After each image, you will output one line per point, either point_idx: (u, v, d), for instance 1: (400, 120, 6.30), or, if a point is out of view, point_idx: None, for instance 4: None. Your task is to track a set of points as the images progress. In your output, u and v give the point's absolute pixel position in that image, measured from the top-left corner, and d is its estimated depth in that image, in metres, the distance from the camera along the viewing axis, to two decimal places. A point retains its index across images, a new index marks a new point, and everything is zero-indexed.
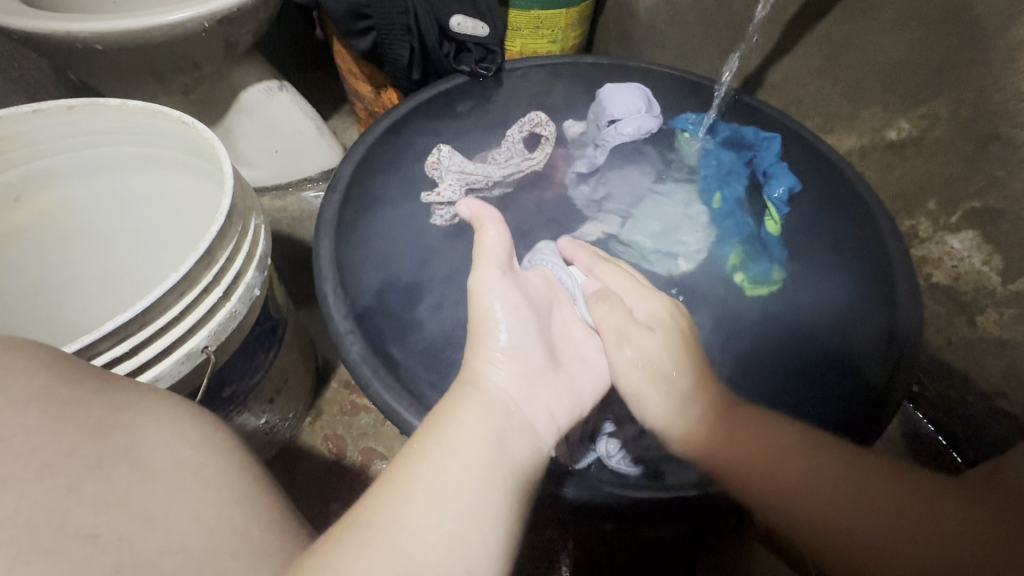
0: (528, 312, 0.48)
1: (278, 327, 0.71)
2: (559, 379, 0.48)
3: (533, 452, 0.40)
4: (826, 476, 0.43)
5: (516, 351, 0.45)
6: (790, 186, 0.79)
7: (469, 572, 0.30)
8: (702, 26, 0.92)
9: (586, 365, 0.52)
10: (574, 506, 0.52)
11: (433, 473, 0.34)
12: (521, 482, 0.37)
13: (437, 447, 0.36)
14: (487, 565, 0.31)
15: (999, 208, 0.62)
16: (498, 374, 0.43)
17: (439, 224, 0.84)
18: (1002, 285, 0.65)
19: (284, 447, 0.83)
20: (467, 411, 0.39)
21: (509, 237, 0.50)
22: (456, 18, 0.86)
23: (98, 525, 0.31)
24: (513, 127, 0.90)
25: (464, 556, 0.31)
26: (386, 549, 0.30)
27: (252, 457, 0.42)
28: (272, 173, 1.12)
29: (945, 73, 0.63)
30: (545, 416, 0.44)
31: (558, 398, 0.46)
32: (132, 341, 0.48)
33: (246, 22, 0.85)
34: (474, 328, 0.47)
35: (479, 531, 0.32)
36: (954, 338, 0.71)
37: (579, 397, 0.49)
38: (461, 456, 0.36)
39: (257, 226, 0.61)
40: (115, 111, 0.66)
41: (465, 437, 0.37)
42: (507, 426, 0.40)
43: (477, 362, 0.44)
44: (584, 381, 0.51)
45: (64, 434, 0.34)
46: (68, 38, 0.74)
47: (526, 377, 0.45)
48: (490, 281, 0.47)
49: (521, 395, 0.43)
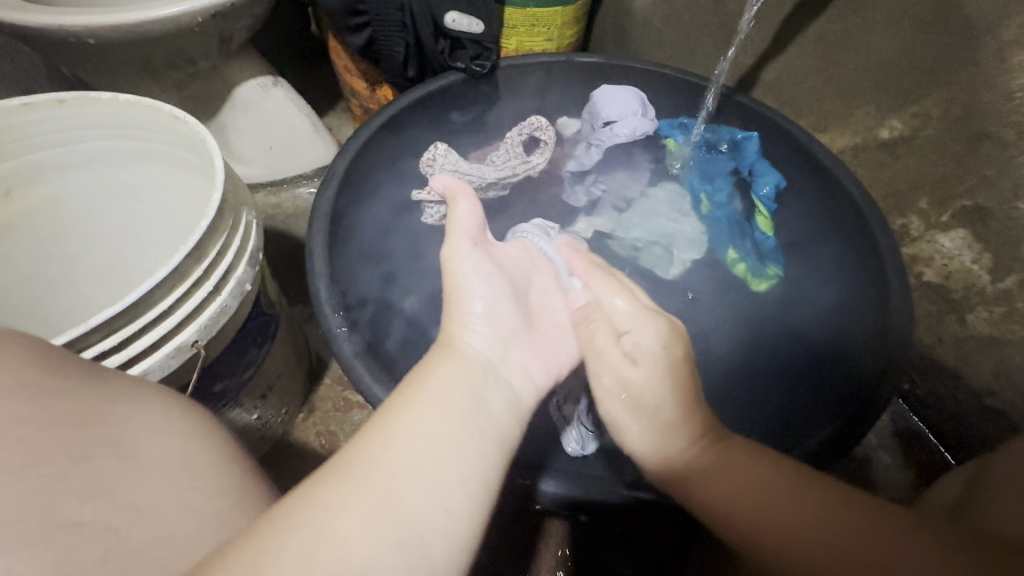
0: (502, 280, 0.50)
1: (271, 322, 0.70)
2: (535, 342, 0.49)
3: (510, 404, 0.42)
4: (825, 526, 0.39)
5: (491, 315, 0.46)
6: (778, 184, 0.80)
7: (443, 507, 0.33)
8: (697, 25, 0.92)
9: (560, 329, 0.53)
10: (556, 502, 0.52)
11: (410, 422, 0.35)
12: (499, 433, 0.39)
13: (417, 398, 0.37)
14: (463, 506, 0.33)
15: (988, 207, 0.63)
16: (474, 336, 0.44)
17: (428, 222, 0.84)
18: (991, 283, 0.65)
19: (277, 442, 0.83)
20: (443, 367, 0.41)
21: (481, 212, 0.51)
22: (451, 15, 0.86)
23: (83, 514, 0.31)
24: (512, 130, 0.89)
25: (440, 494, 0.33)
26: (366, 486, 0.32)
27: (243, 450, 0.42)
28: (266, 171, 1.12)
29: (937, 73, 0.64)
30: (520, 375, 0.45)
31: (535, 360, 0.48)
32: (121, 334, 0.48)
33: (240, 17, 0.85)
34: (450, 295, 0.47)
35: (458, 475, 0.34)
36: (946, 337, 0.71)
37: (556, 360, 0.50)
38: (440, 407, 0.37)
39: (249, 221, 0.61)
40: (107, 105, 0.65)
41: (441, 389, 0.38)
42: (484, 381, 0.41)
43: (453, 326, 0.45)
44: (558, 343, 0.52)
45: (52, 425, 0.34)
46: (61, 32, 0.74)
47: (501, 339, 0.46)
48: (462, 253, 0.48)
49: (498, 356, 0.44)
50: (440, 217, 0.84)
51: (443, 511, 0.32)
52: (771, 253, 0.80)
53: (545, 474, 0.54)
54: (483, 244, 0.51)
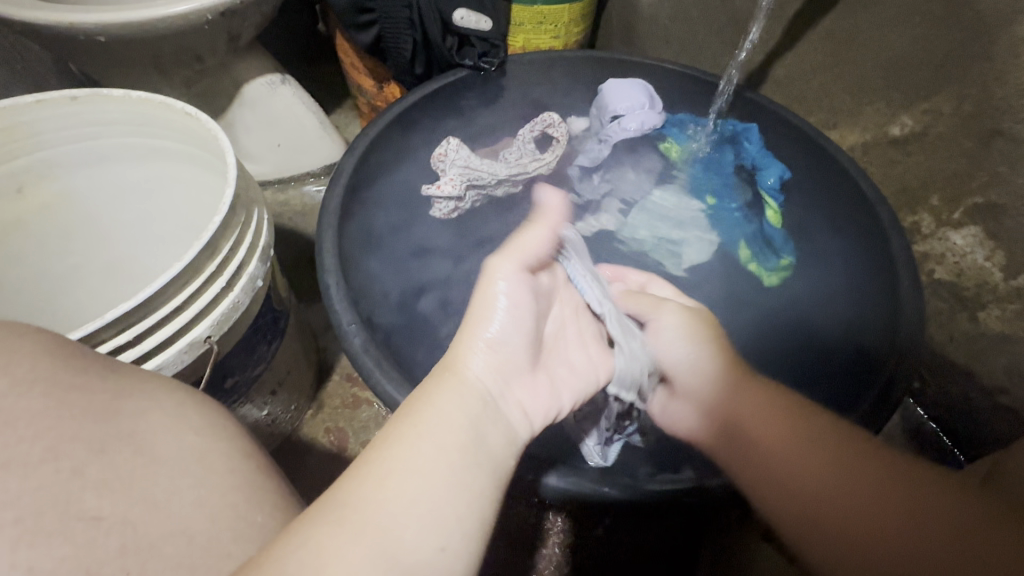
0: (530, 310, 0.45)
1: (280, 319, 0.71)
2: (538, 379, 0.46)
3: (509, 439, 0.40)
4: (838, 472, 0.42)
5: (503, 344, 0.43)
6: (782, 175, 0.80)
7: (441, 547, 0.31)
8: (705, 22, 0.92)
9: (568, 369, 0.50)
10: (555, 496, 0.52)
11: (404, 457, 0.34)
12: (496, 470, 0.37)
13: (413, 430, 0.36)
14: (462, 545, 0.32)
15: (1001, 204, 0.62)
16: (478, 363, 0.41)
17: (437, 216, 0.83)
18: (1004, 281, 0.65)
19: (286, 439, 0.83)
20: (443, 398, 0.39)
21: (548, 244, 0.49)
22: (460, 12, 0.86)
23: (101, 508, 0.32)
24: (524, 127, 0.88)
25: (436, 534, 0.32)
26: (360, 528, 0.30)
27: (255, 445, 0.42)
28: (275, 168, 1.12)
29: (949, 69, 0.63)
30: (519, 413, 0.42)
31: (538, 395, 0.45)
32: (136, 329, 0.49)
33: (249, 15, 0.85)
34: (472, 309, 0.44)
35: (455, 512, 0.33)
36: (957, 334, 0.71)
37: (559, 400, 0.47)
38: (437, 441, 0.36)
39: (261, 218, 0.61)
40: (118, 102, 0.66)
41: (439, 422, 0.37)
42: (483, 414, 0.39)
43: (460, 347, 0.43)
44: (563, 383, 0.48)
45: (68, 418, 0.34)
46: (71, 29, 0.74)
47: (506, 372, 0.43)
48: (502, 272, 0.45)
49: (499, 390, 0.42)
50: (449, 211, 0.83)
51: (441, 551, 0.31)
52: (783, 246, 0.79)
53: (555, 469, 0.53)
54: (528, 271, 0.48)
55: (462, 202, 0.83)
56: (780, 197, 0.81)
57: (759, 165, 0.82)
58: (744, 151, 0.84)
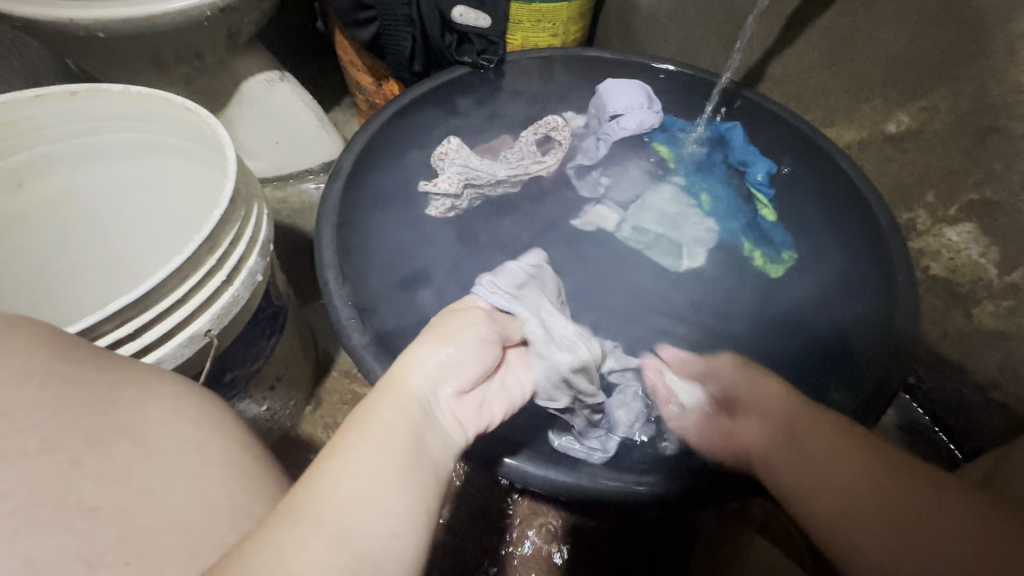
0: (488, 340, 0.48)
1: (280, 314, 0.71)
2: (474, 395, 0.46)
3: (449, 447, 0.41)
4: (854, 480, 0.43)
5: (453, 360, 0.44)
6: (769, 171, 0.82)
7: (394, 534, 0.32)
8: (703, 20, 0.92)
9: (504, 388, 0.50)
10: (514, 476, 0.53)
11: (349, 461, 0.35)
12: (439, 472, 0.38)
13: (356, 436, 0.36)
14: (413, 533, 0.33)
15: (997, 200, 0.63)
16: (422, 375, 0.42)
17: (433, 214, 0.84)
18: (999, 276, 0.65)
19: (285, 434, 0.83)
20: (384, 407, 0.39)
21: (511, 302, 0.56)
22: (458, 10, 0.86)
23: (99, 499, 0.32)
24: (527, 129, 0.89)
25: (388, 521, 0.32)
26: (317, 524, 0.31)
27: (253, 437, 0.42)
28: (274, 165, 1.12)
29: (946, 67, 0.64)
30: (452, 422, 0.43)
31: (471, 410, 0.45)
32: (137, 321, 0.49)
33: (249, 11, 0.85)
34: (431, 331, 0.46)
35: (405, 505, 0.34)
36: (950, 330, 0.72)
37: (492, 412, 0.48)
38: (382, 444, 0.36)
39: (260, 212, 0.61)
40: (118, 96, 0.66)
41: (385, 427, 0.38)
42: (424, 421, 0.40)
43: (405, 359, 0.44)
44: (498, 397, 0.49)
45: (66, 408, 0.34)
46: (71, 25, 0.74)
47: (447, 384, 0.43)
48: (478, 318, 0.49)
49: (436, 399, 0.42)
50: (446, 209, 0.83)
51: (394, 537, 0.32)
52: (781, 238, 0.80)
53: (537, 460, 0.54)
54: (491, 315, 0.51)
55: (459, 200, 0.84)
56: (770, 191, 0.83)
57: (745, 162, 0.85)
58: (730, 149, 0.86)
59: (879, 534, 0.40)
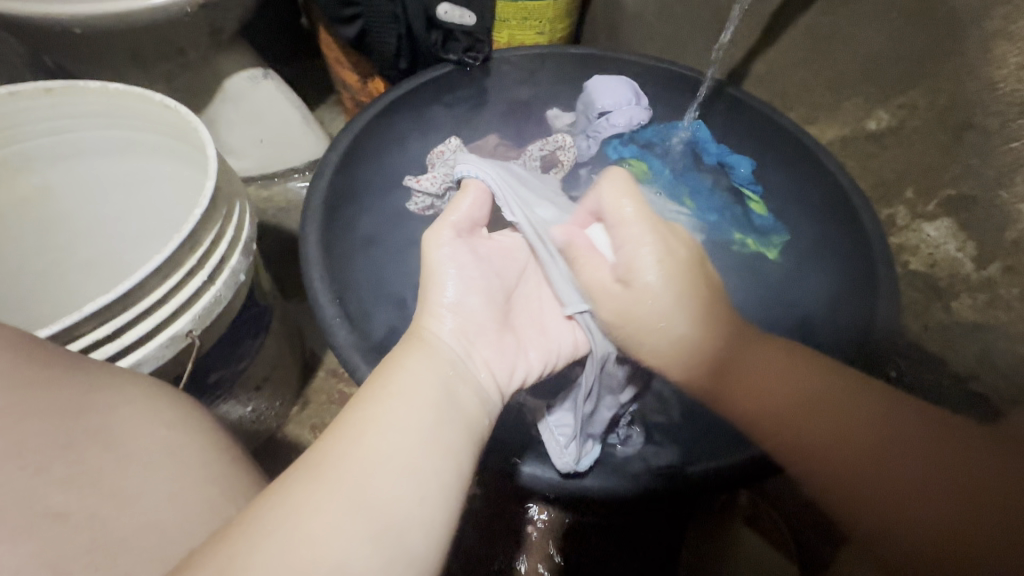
0: (479, 271, 0.49)
1: (265, 314, 0.70)
2: (505, 341, 0.48)
3: (479, 398, 0.42)
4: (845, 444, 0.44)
5: (464, 306, 0.46)
6: (750, 166, 0.83)
7: (420, 498, 0.32)
8: (687, 19, 0.93)
9: (545, 333, 0.52)
10: (530, 481, 0.53)
11: (376, 415, 0.35)
12: (471, 425, 0.39)
13: (383, 390, 0.37)
14: (440, 496, 0.33)
15: (973, 195, 0.62)
16: (442, 326, 0.45)
17: (412, 210, 0.84)
18: (976, 271, 0.63)
19: (271, 436, 0.83)
20: (413, 359, 0.41)
21: (482, 210, 0.54)
22: (444, 7, 0.86)
23: (67, 505, 0.31)
24: (534, 143, 0.86)
25: (415, 486, 0.33)
26: (333, 484, 0.31)
27: (234, 438, 0.42)
28: (258, 163, 1.11)
29: (923, 64, 0.65)
30: (486, 371, 0.44)
31: (503, 357, 0.47)
32: (114, 323, 0.48)
33: (230, 7, 0.84)
34: (425, 280, 0.48)
35: (434, 469, 0.34)
36: (931, 323, 0.67)
37: (528, 361, 0.49)
38: (410, 398, 0.37)
39: (242, 210, 0.61)
40: (95, 95, 0.65)
41: (411, 383, 0.38)
42: (453, 374, 0.41)
43: (425, 316, 0.46)
44: (536, 345, 0.51)
45: (38, 413, 0.34)
46: (47, 21, 0.73)
47: (469, 332, 0.45)
48: (443, 240, 0.50)
49: (464, 348, 0.44)
50: (426, 207, 0.83)
51: (420, 502, 0.32)
52: (772, 228, 0.81)
53: (528, 457, 0.55)
54: (466, 235, 0.52)
55: (440, 201, 0.83)
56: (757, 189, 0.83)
57: (724, 162, 0.85)
58: (704, 150, 0.86)
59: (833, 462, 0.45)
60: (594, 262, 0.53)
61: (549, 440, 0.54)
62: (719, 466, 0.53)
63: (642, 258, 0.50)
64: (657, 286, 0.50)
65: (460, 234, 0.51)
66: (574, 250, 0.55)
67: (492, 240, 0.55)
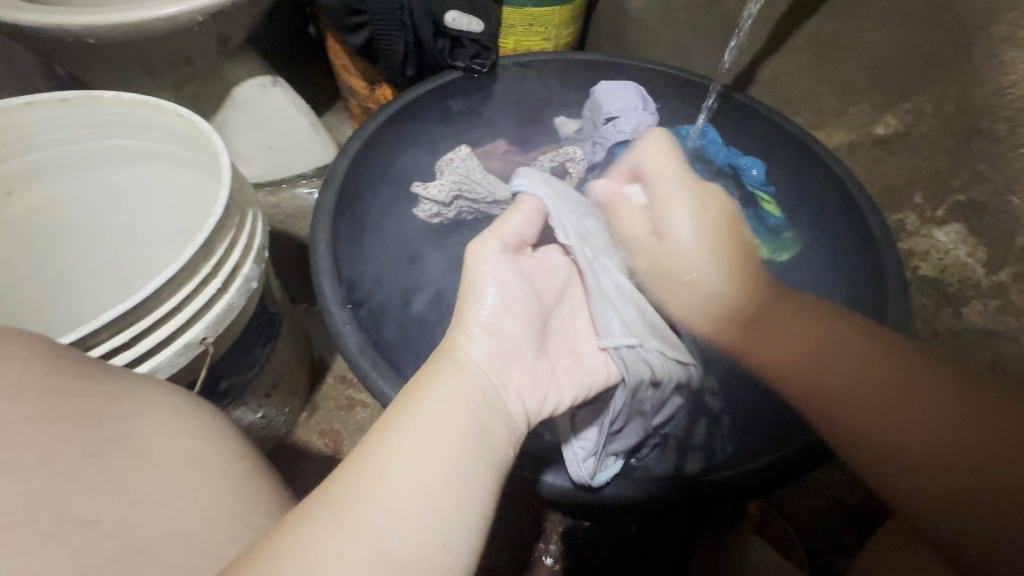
0: (520, 292, 0.49)
1: (275, 320, 0.71)
2: (539, 367, 0.48)
3: (506, 430, 0.42)
4: (868, 398, 0.45)
5: (500, 331, 0.46)
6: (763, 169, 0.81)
7: (443, 543, 0.32)
8: (693, 24, 0.93)
9: (578, 362, 0.53)
10: (553, 491, 0.53)
11: (405, 449, 0.35)
12: (496, 460, 0.39)
13: (411, 418, 0.37)
14: (462, 542, 0.33)
15: (983, 201, 0.62)
16: (476, 349, 0.45)
17: (420, 217, 0.84)
18: (986, 276, 0.63)
19: (279, 442, 0.83)
20: (442, 384, 0.41)
21: (535, 229, 0.54)
22: (451, 14, 0.86)
23: (97, 512, 0.31)
24: (545, 155, 0.87)
25: (439, 530, 0.32)
26: (359, 525, 0.31)
27: (251, 446, 0.42)
28: (266, 170, 1.12)
29: (931, 70, 0.65)
30: (516, 401, 0.44)
31: (534, 389, 0.47)
32: (131, 331, 0.49)
33: (240, 16, 0.85)
34: (464, 294, 0.48)
35: (457, 510, 0.34)
36: (941, 330, 0.68)
37: (560, 392, 0.50)
38: (438, 431, 0.37)
39: (256, 219, 0.61)
40: (109, 104, 0.65)
41: (441, 413, 0.38)
42: (483, 404, 0.41)
43: (456, 336, 0.46)
44: (569, 373, 0.51)
45: (61, 422, 0.34)
46: (61, 31, 0.74)
47: (503, 357, 0.45)
48: (485, 254, 0.49)
49: (496, 374, 0.44)
50: (433, 214, 0.83)
51: (443, 547, 0.32)
52: (784, 228, 0.81)
53: (542, 463, 0.55)
54: (512, 252, 0.51)
55: (447, 209, 0.83)
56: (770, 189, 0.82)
57: (737, 166, 0.83)
58: (715, 155, 0.85)
59: (861, 421, 0.45)
60: (632, 215, 0.60)
61: (568, 450, 0.54)
62: (738, 473, 0.53)
63: (676, 215, 0.56)
64: (689, 243, 0.55)
65: (505, 249, 0.51)
66: (612, 205, 0.61)
67: (537, 257, 0.55)
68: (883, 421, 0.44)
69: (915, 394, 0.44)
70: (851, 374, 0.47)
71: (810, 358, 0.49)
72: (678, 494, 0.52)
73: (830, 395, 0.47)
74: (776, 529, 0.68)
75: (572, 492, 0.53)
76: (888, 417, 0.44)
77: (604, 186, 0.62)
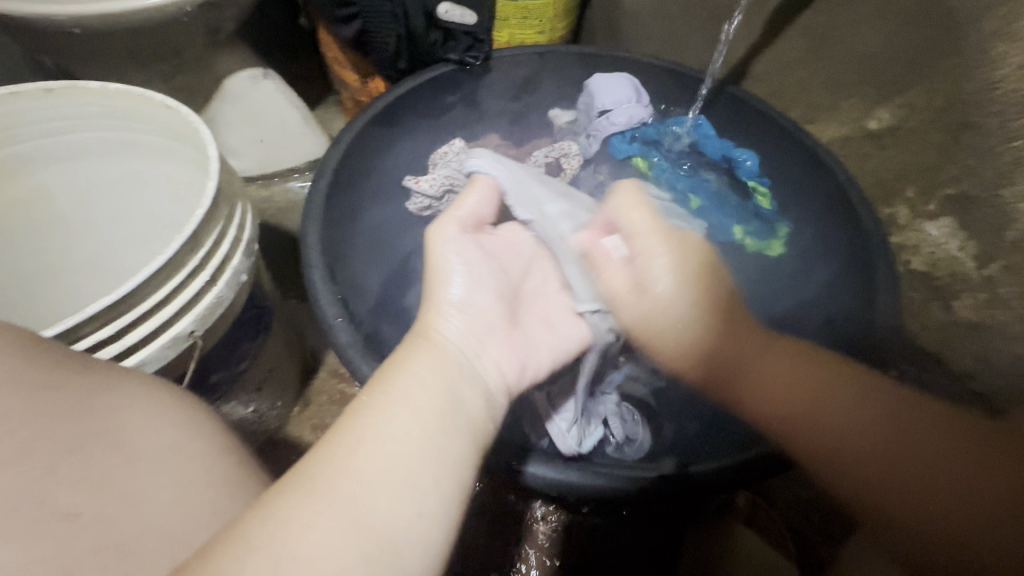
0: (487, 269, 0.50)
1: (266, 314, 0.70)
2: (514, 338, 0.49)
3: (484, 402, 0.42)
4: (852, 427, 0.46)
5: (471, 306, 0.47)
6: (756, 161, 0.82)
7: (417, 513, 0.32)
8: (687, 18, 0.92)
9: (552, 327, 0.54)
10: (539, 483, 0.53)
11: (378, 425, 0.35)
12: (474, 432, 0.39)
13: (384, 395, 0.37)
14: (438, 512, 0.33)
15: (974, 195, 0.61)
16: (450, 327, 0.45)
17: (412, 210, 0.84)
18: (977, 270, 0.62)
19: (271, 437, 0.83)
20: (417, 362, 0.40)
21: (490, 208, 0.55)
22: (444, 6, 0.85)
23: (77, 505, 0.31)
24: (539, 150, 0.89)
25: (413, 500, 0.32)
26: (332, 498, 0.30)
27: (239, 440, 0.42)
28: (258, 163, 1.11)
29: (923, 64, 0.65)
30: (495, 371, 0.45)
31: (513, 358, 0.47)
32: (115, 324, 0.48)
33: (229, 8, 0.84)
34: (430, 276, 0.49)
35: (433, 481, 0.33)
36: (930, 322, 0.67)
37: (538, 357, 0.50)
38: (412, 406, 0.36)
39: (244, 210, 0.60)
40: (96, 95, 0.65)
41: (415, 386, 0.38)
42: (459, 376, 0.41)
43: (430, 315, 0.46)
44: (545, 340, 0.52)
45: (42, 415, 0.34)
46: (46, 21, 0.73)
47: (479, 332, 0.46)
48: (448, 236, 0.50)
49: (472, 348, 0.44)
50: (425, 207, 0.83)
51: (417, 517, 0.32)
52: (775, 219, 0.82)
53: (532, 456, 0.54)
54: (471, 231, 0.53)
55: (439, 202, 0.83)
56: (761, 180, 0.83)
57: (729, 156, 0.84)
58: (707, 145, 0.85)
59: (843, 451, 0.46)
60: (610, 269, 0.55)
61: (551, 423, 0.57)
62: (717, 467, 0.53)
63: (657, 269, 0.53)
64: (670, 296, 0.53)
65: (465, 231, 0.52)
66: (590, 258, 0.57)
67: (499, 233, 0.56)
68: (865, 450, 0.45)
69: (897, 424, 0.45)
70: (832, 403, 0.48)
71: (793, 388, 0.50)
72: (666, 483, 0.52)
73: (812, 425, 0.48)
74: (765, 519, 0.68)
75: (563, 484, 0.52)
76: (870, 449, 0.45)
77: (586, 237, 0.58)
